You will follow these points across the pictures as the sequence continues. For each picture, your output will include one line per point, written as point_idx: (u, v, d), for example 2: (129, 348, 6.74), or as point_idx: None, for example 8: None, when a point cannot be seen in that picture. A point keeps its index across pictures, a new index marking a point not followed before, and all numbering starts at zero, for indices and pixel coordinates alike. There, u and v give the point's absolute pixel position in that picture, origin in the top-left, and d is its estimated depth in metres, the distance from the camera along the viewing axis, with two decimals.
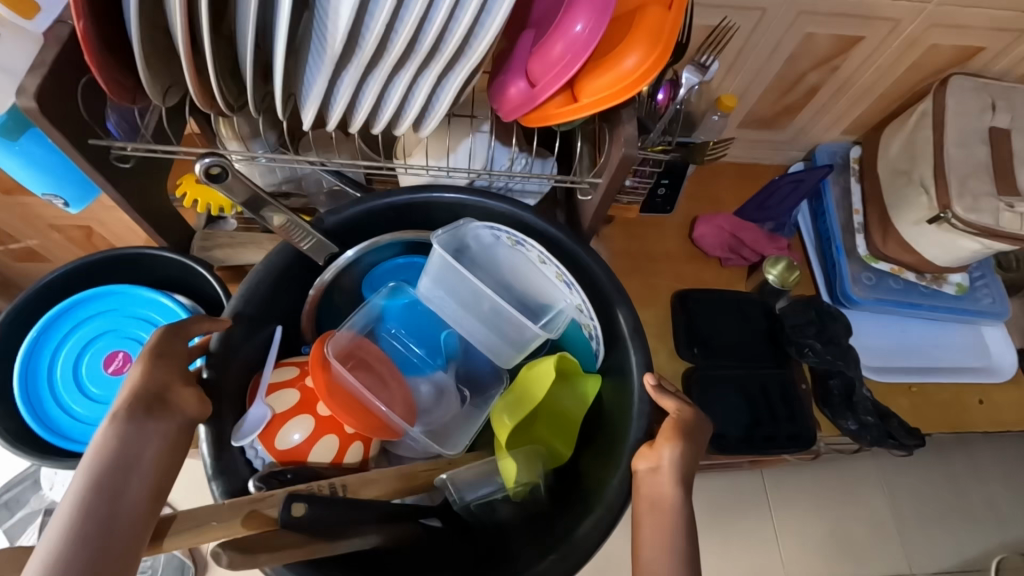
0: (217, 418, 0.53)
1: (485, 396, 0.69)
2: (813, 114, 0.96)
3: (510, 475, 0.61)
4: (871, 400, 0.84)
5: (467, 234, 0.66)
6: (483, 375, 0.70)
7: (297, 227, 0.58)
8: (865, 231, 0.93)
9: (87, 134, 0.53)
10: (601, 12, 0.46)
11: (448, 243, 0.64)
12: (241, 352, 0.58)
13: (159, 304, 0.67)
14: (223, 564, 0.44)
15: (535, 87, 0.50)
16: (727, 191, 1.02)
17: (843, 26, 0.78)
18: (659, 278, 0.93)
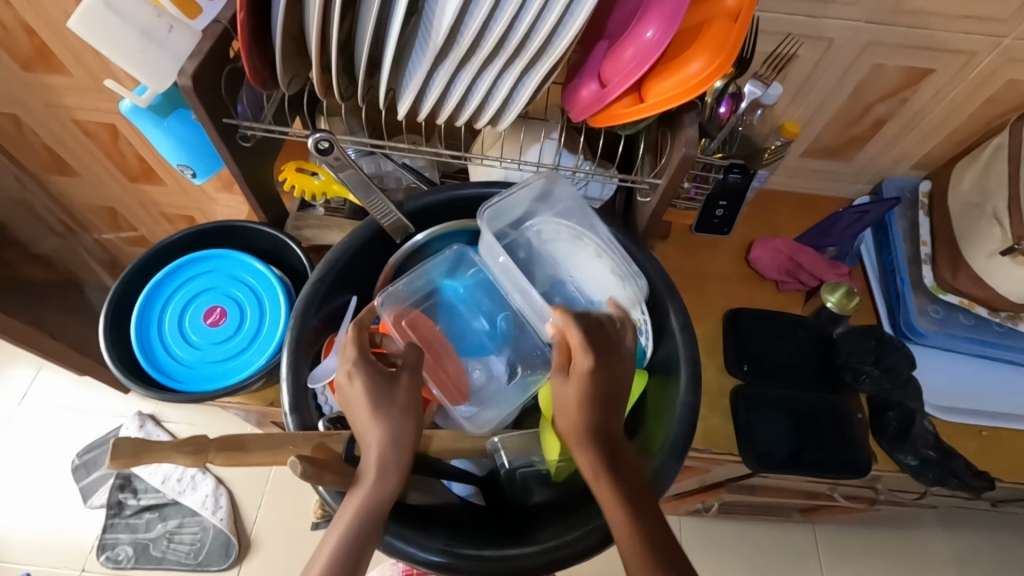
0: (298, 359, 0.60)
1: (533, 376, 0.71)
2: (880, 147, 0.97)
3: (552, 450, 0.64)
4: (933, 436, 0.80)
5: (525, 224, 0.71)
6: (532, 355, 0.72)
7: (383, 204, 0.66)
8: (932, 263, 0.91)
9: (223, 114, 0.63)
10: (671, 20, 0.51)
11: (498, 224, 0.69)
12: (323, 310, 0.65)
13: (255, 270, 0.76)
14: (298, 474, 0.46)
15: (605, 88, 0.56)
16: (786, 218, 1.03)
17: (913, 58, 0.80)
18: (711, 295, 0.95)
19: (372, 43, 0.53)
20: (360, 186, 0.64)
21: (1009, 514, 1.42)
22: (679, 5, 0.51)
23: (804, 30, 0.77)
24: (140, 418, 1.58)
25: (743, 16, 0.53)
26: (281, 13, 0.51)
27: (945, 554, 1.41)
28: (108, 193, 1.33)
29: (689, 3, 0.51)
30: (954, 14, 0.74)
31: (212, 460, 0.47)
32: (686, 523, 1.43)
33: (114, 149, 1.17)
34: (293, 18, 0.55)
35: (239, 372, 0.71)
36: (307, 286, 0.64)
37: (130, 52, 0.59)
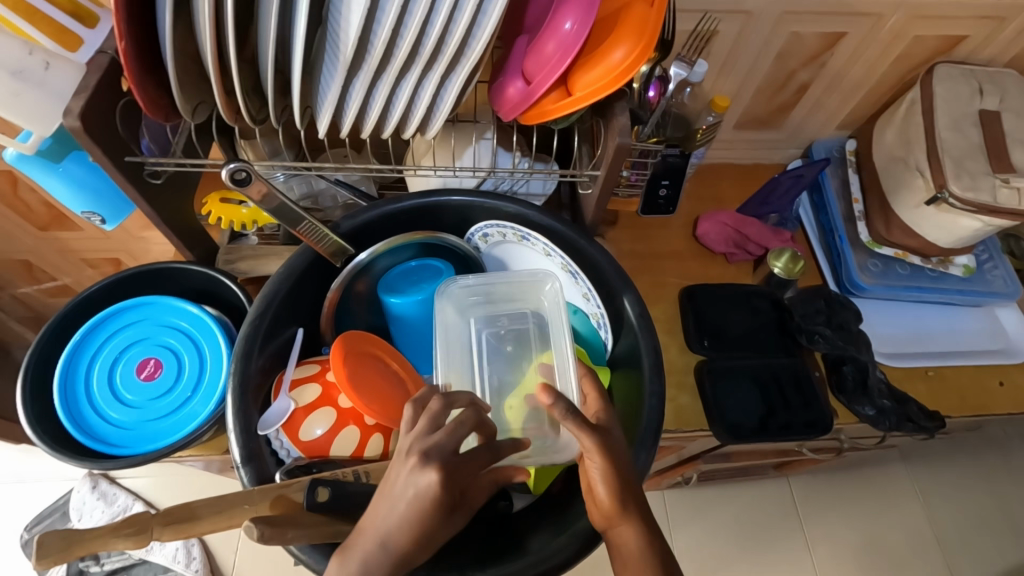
0: (245, 406, 0.56)
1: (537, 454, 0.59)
2: (806, 112, 0.99)
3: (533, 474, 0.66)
4: (887, 384, 0.84)
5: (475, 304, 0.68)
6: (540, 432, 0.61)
7: (318, 229, 0.62)
8: (866, 219, 0.95)
9: (125, 151, 0.58)
10: (589, 9, 0.49)
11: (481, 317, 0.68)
12: (266, 351, 0.61)
13: (190, 313, 0.71)
14: (255, 538, 0.42)
15: (531, 85, 0.54)
16: (726, 191, 1.05)
17: (825, 24, 0.82)
18: (664, 275, 0.96)
19: (276, 61, 0.49)
20: (289, 215, 0.60)
21: (962, 439, 1.52)
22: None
23: (720, 6, 0.78)
24: (92, 479, 1.50)
25: None
26: (169, 38, 0.47)
27: (908, 486, 1.49)
28: (16, 245, 1.22)
29: None
30: None
31: (158, 536, 0.43)
32: (668, 497, 1.45)
33: (17, 198, 1.07)
34: (186, 43, 0.51)
35: (184, 426, 0.66)
36: (245, 326, 0.60)
37: (3, 95, 0.52)
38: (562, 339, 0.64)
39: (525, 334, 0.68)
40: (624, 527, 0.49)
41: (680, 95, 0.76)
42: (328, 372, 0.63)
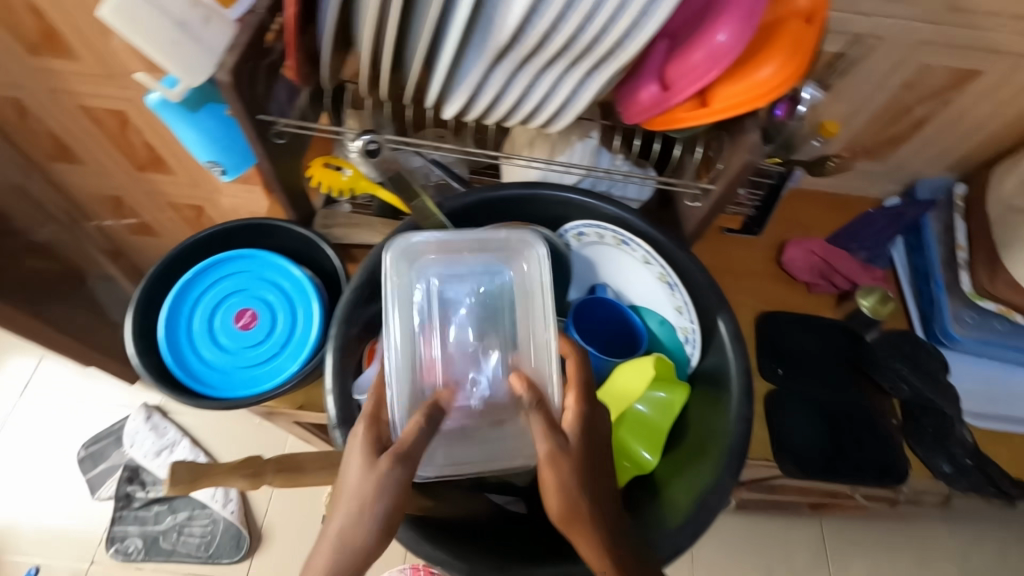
0: (343, 370, 0.57)
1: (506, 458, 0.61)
2: (917, 148, 0.95)
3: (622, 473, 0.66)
4: (970, 444, 0.80)
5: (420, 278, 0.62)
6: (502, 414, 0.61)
7: (428, 208, 0.64)
8: (970, 269, 0.90)
9: (259, 109, 0.60)
10: (748, 21, 0.48)
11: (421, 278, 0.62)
12: (364, 318, 0.63)
13: (289, 272, 0.73)
14: None
15: (668, 91, 0.54)
16: (816, 218, 1.02)
17: (961, 59, 0.78)
18: (743, 297, 0.94)
19: (426, 42, 0.49)
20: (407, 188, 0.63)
21: None
22: (756, 8, 0.48)
23: (855, 29, 0.75)
24: (147, 411, 1.63)
25: (818, 19, 0.51)
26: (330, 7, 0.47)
27: (950, 549, 1.43)
28: (112, 181, 1.29)
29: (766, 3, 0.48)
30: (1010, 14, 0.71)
31: (270, 482, 0.45)
32: None
33: (123, 137, 1.13)
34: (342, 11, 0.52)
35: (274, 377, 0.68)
36: (347, 293, 0.61)
37: (164, 43, 0.54)
38: (535, 318, 0.62)
39: (495, 299, 0.65)
40: (582, 543, 0.49)
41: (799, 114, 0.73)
42: None
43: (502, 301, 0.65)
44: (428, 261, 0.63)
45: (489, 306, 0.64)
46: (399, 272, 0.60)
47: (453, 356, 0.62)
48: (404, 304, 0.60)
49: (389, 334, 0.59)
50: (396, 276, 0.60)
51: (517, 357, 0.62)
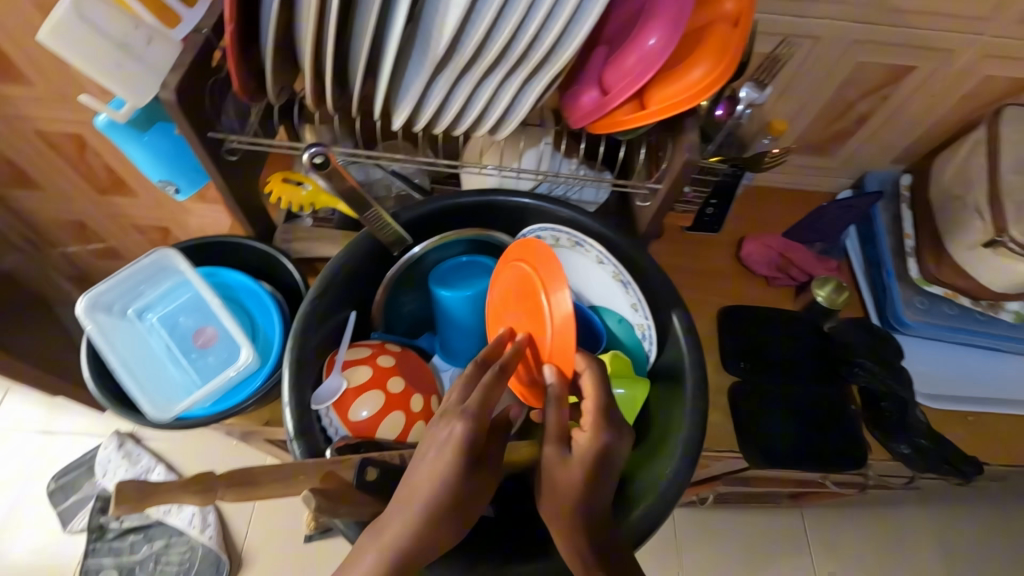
0: (300, 381, 0.57)
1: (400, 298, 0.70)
2: (861, 142, 0.99)
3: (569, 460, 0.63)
4: (925, 424, 0.82)
5: (102, 307, 0.66)
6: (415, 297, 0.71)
7: (381, 218, 0.63)
8: (916, 255, 0.92)
9: (208, 127, 0.60)
10: (675, 26, 0.50)
11: (114, 321, 0.67)
12: (323, 328, 0.63)
13: (246, 286, 0.71)
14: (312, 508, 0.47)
15: (607, 95, 0.55)
16: (772, 211, 1.05)
17: (895, 56, 0.82)
18: (706, 292, 0.96)
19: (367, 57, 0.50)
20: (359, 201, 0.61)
21: (984, 488, 1.48)
22: (682, 12, 0.49)
23: (791, 31, 0.78)
24: (120, 438, 1.59)
25: (744, 19, 0.52)
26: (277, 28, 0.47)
27: (926, 530, 1.47)
28: (75, 204, 1.27)
29: (691, 7, 0.50)
30: (938, 13, 0.75)
31: (221, 496, 0.46)
32: (677, 512, 1.44)
33: (81, 160, 1.12)
34: (285, 32, 0.53)
35: (253, 379, 0.67)
36: (305, 304, 0.61)
37: (105, 66, 0.54)
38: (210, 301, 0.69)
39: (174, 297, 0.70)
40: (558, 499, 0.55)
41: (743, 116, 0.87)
42: (380, 357, 0.63)
43: (153, 302, 0.69)
44: (112, 304, 0.67)
45: (148, 314, 0.69)
46: (94, 317, 0.65)
47: (176, 347, 0.68)
48: (116, 345, 0.65)
49: (97, 343, 0.64)
50: (91, 328, 0.64)
51: (212, 324, 0.69)
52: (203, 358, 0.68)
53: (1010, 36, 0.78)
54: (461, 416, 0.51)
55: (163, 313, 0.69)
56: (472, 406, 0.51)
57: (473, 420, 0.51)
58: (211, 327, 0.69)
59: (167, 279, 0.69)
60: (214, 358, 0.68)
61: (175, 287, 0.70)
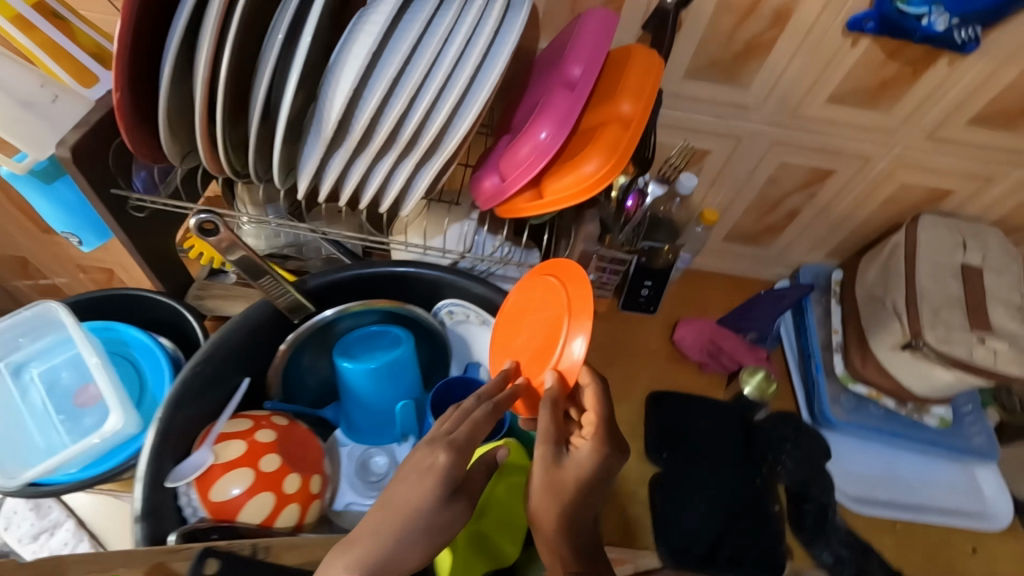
0: (160, 454, 0.54)
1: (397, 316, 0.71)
2: (794, 236, 1.01)
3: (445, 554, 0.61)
4: (847, 532, 0.80)
5: None
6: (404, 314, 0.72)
7: (280, 285, 0.62)
8: (843, 352, 0.92)
9: (110, 184, 0.60)
10: (562, 124, 0.52)
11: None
12: (204, 396, 0.60)
13: (144, 344, 0.70)
14: None
15: (505, 182, 0.56)
16: (709, 296, 1.06)
17: (815, 159, 0.85)
18: (637, 375, 0.94)
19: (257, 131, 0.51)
20: (254, 269, 0.59)
21: None
22: (570, 111, 0.52)
23: (714, 129, 0.81)
24: None
25: (636, 122, 0.54)
26: (166, 97, 0.48)
27: None
28: (16, 242, 1.25)
29: (581, 108, 0.52)
30: (849, 124, 0.78)
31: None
32: None
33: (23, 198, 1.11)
34: (186, 101, 0.53)
35: (125, 449, 0.64)
36: (184, 369, 0.58)
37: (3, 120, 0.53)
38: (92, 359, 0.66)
39: (59, 354, 0.66)
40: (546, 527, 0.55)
41: (672, 205, 0.88)
42: (259, 432, 0.59)
43: (34, 359, 0.66)
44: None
45: (28, 372, 0.65)
46: None
47: (50, 408, 0.64)
48: None
49: None
50: None
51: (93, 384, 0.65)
52: (78, 421, 0.64)
53: (921, 149, 0.81)
54: (446, 445, 0.51)
55: (43, 370, 0.65)
56: (460, 439, 0.51)
57: (458, 450, 0.50)
58: (92, 387, 0.65)
59: (53, 335, 0.66)
60: (88, 421, 0.63)
61: (60, 341, 0.66)
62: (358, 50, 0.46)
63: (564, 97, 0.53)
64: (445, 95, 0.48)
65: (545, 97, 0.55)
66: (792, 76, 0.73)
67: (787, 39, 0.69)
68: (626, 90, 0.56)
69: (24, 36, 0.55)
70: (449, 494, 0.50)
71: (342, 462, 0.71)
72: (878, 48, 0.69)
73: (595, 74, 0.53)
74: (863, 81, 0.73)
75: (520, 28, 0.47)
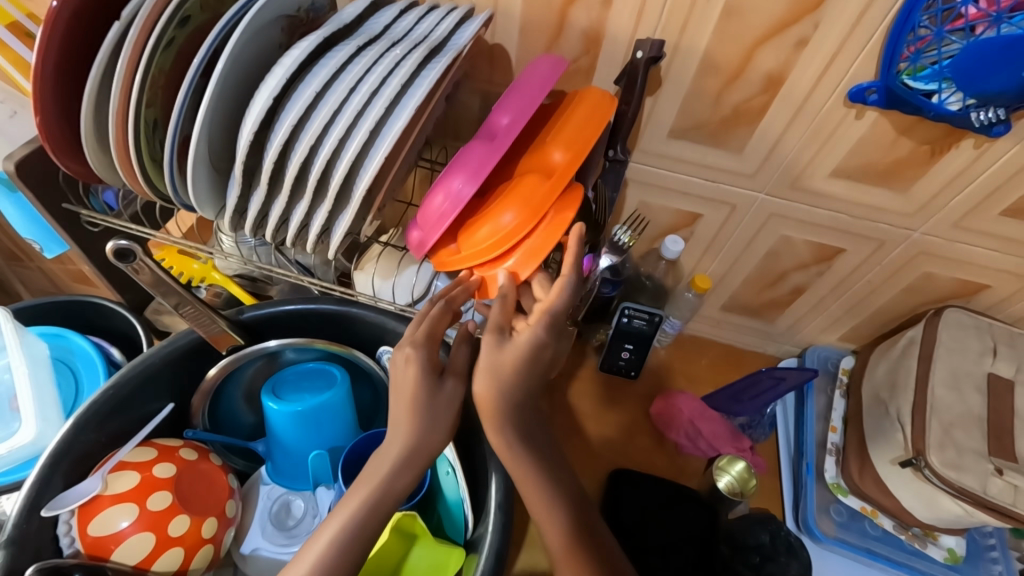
0: (47, 478, 0.53)
1: (361, 335, 0.71)
2: (800, 314, 0.91)
3: None
4: None
5: None
6: (363, 332, 0.71)
7: (207, 315, 0.60)
8: (839, 455, 0.81)
9: (61, 200, 0.61)
10: (476, 174, 0.49)
11: None
12: (113, 421, 0.59)
13: (88, 353, 0.71)
14: None
15: (423, 232, 0.52)
16: (700, 368, 0.97)
17: (820, 236, 0.76)
18: (603, 447, 0.87)
19: (172, 162, 0.50)
20: (169, 292, 0.57)
21: None
22: (484, 161, 0.49)
23: (704, 194, 0.74)
24: None
25: (559, 177, 0.50)
26: (86, 123, 0.48)
27: None
28: None
29: (496, 159, 0.49)
30: (858, 202, 0.70)
31: None
32: None
33: None
34: None
35: (37, 461, 0.64)
36: (96, 393, 0.57)
37: None
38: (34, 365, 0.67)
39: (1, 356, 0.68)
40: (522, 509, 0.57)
41: (656, 269, 0.82)
42: (159, 465, 0.58)
43: None
44: None
45: None
46: None
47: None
48: None
49: None
50: None
51: None
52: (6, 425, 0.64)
53: (945, 239, 0.71)
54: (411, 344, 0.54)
55: None
56: (420, 337, 0.54)
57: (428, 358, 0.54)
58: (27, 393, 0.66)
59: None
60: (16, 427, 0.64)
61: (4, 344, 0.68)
62: (269, 89, 0.46)
63: (482, 146, 0.50)
64: (353, 144, 0.46)
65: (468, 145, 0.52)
66: (789, 145, 0.66)
67: (781, 105, 0.62)
68: (560, 136, 0.51)
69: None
70: (435, 418, 0.54)
71: (258, 503, 0.69)
72: (887, 122, 0.61)
73: (515, 124, 0.49)
74: (873, 159, 0.65)
75: (437, 77, 0.46)
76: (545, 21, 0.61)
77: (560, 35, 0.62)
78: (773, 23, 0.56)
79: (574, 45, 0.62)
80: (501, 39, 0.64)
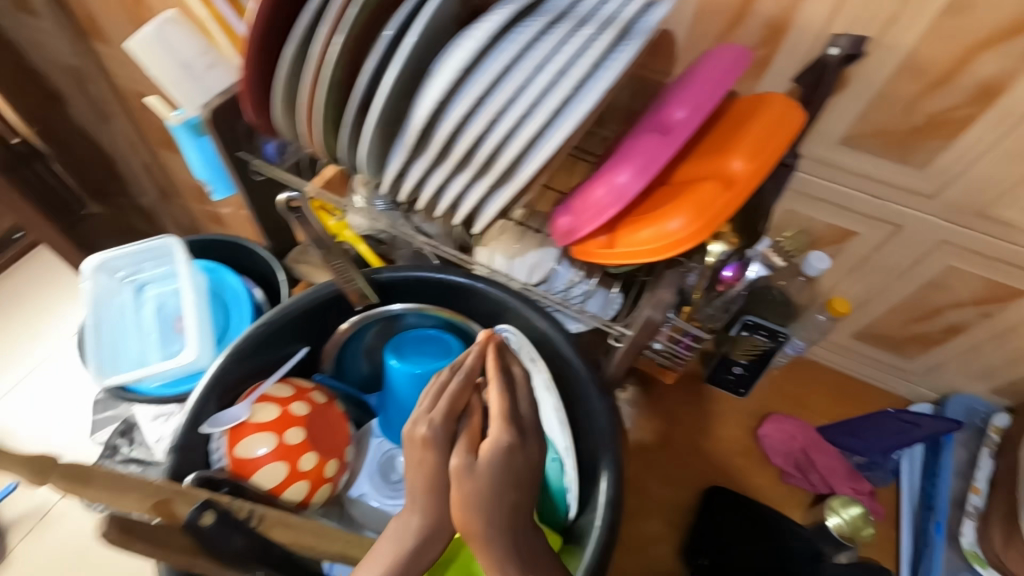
0: (206, 398, 0.59)
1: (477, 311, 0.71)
2: (949, 357, 0.81)
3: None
4: None
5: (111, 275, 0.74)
6: (479, 309, 0.70)
7: (347, 269, 0.63)
8: (979, 521, 0.72)
9: (238, 149, 0.67)
10: (646, 170, 0.47)
11: (112, 286, 0.75)
12: (259, 358, 0.64)
13: (237, 291, 0.78)
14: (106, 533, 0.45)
15: (578, 222, 0.51)
16: (817, 397, 0.89)
17: (1000, 273, 0.66)
18: (699, 460, 0.83)
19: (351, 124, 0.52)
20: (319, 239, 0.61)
21: None
22: (657, 158, 0.47)
23: (865, 210, 0.67)
24: None
25: (739, 186, 0.46)
26: (283, 80, 0.52)
27: None
28: None
29: (669, 158, 0.47)
30: None
31: (54, 483, 0.46)
32: None
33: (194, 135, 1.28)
34: None
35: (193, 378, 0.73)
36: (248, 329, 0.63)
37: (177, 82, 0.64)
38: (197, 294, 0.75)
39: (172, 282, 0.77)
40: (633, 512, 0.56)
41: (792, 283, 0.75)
42: (296, 403, 0.62)
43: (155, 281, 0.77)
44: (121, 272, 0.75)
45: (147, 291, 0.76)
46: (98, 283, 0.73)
47: (155, 327, 0.75)
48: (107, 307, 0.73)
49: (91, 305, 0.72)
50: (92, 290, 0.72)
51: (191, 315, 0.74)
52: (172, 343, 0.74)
53: None
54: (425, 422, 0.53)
55: (159, 292, 0.76)
56: (438, 414, 0.54)
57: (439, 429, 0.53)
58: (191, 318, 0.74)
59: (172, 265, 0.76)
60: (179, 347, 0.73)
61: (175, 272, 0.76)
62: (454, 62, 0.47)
63: (655, 141, 0.47)
64: (529, 126, 0.46)
65: (636, 136, 0.50)
66: (988, 165, 0.57)
67: (991, 119, 0.54)
68: (743, 143, 0.48)
69: (205, 9, 0.64)
70: None
71: (368, 453, 0.73)
72: None
73: (694, 122, 0.47)
74: None
75: (622, 65, 0.45)
76: (726, 7, 0.57)
77: (739, 23, 0.58)
78: (1006, 24, 0.48)
79: (752, 35, 0.58)
80: (672, 23, 0.61)
